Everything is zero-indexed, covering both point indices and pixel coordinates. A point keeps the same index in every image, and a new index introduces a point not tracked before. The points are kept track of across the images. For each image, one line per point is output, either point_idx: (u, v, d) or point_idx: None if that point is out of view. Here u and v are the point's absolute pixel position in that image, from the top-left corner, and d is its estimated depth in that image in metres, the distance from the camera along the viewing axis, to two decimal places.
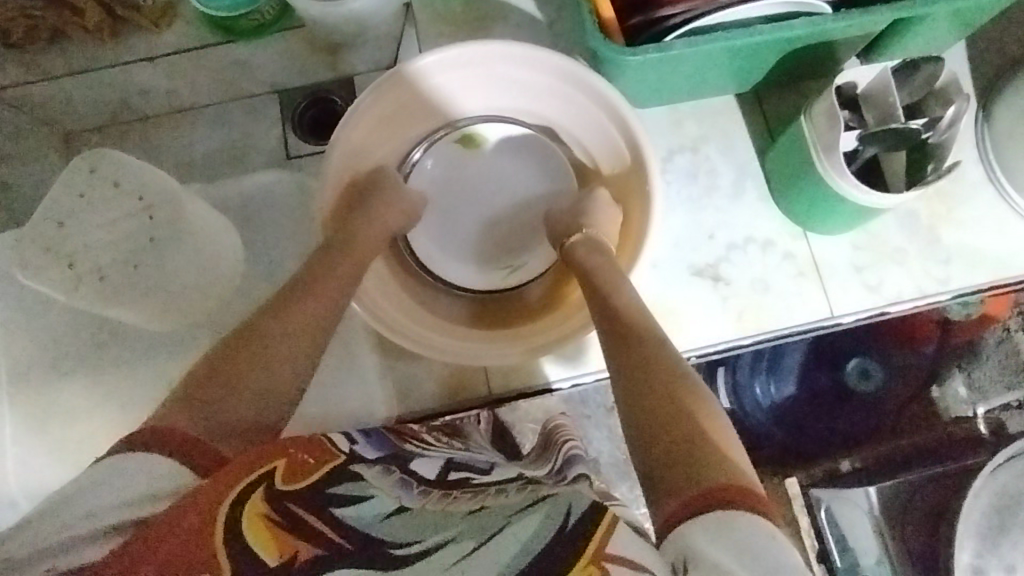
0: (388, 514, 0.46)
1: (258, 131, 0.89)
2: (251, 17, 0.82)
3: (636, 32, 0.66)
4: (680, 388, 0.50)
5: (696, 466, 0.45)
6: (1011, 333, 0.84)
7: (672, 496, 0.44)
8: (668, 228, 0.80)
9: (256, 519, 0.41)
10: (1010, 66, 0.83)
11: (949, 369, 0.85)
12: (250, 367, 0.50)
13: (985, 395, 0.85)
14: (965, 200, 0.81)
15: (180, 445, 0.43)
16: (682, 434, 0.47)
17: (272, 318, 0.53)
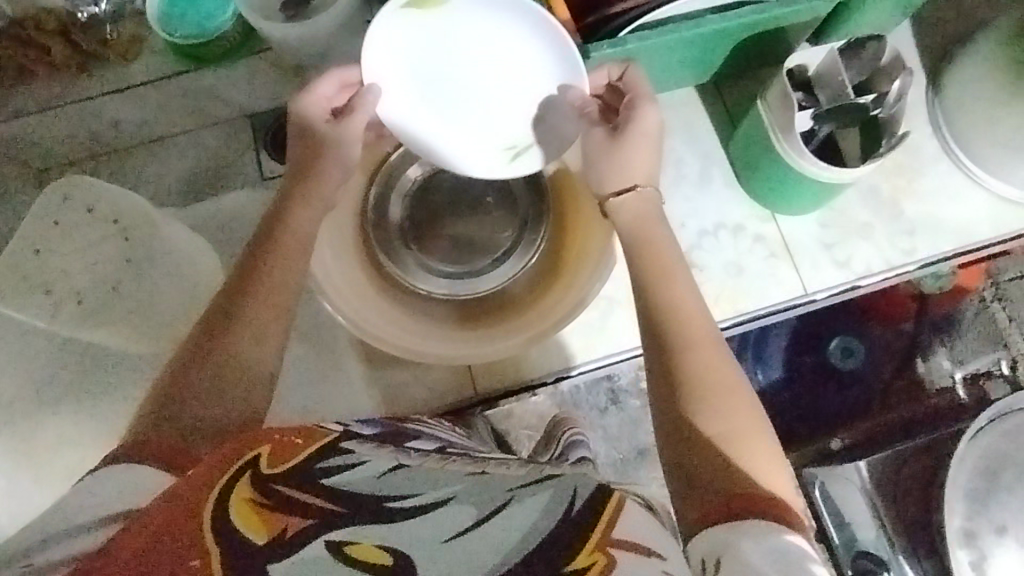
0: (386, 471, 0.48)
1: (233, 155, 0.92)
2: (217, 42, 0.83)
3: (591, 29, 0.68)
4: (725, 387, 0.53)
5: (727, 478, 0.48)
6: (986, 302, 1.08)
7: (700, 505, 0.47)
8: None
9: (243, 502, 0.42)
10: (953, 41, 0.86)
11: (936, 346, 1.08)
12: (214, 362, 0.50)
13: (963, 361, 1.07)
14: (924, 173, 0.84)
15: (149, 450, 0.45)
16: (713, 443, 0.50)
17: (234, 312, 0.53)
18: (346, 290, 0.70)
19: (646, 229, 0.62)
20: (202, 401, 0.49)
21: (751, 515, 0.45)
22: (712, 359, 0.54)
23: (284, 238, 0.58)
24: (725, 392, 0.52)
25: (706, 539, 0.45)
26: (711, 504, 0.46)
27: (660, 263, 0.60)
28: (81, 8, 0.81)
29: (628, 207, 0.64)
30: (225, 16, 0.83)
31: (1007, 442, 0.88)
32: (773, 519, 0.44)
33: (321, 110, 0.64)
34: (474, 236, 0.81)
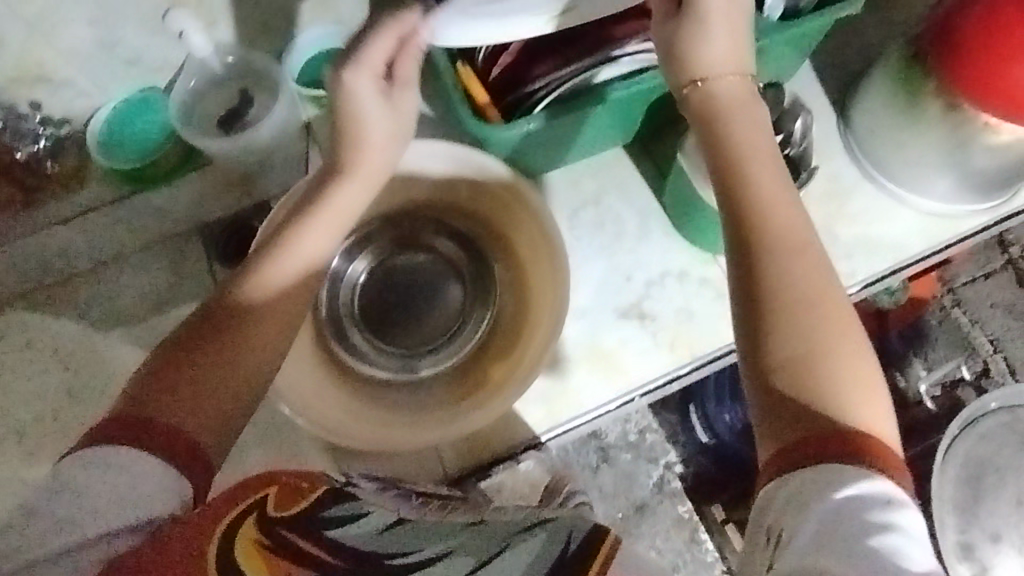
0: (385, 526, 0.58)
1: (187, 269, 0.94)
2: (158, 161, 0.87)
3: (510, 108, 0.72)
4: (827, 314, 0.51)
5: (817, 415, 0.48)
6: (949, 309, 1.21)
7: (780, 438, 0.49)
8: (584, 281, 0.81)
9: (249, 543, 0.50)
10: (854, 75, 0.93)
11: (911, 356, 1.17)
12: (211, 360, 0.54)
13: (933, 365, 1.18)
14: (851, 197, 0.88)
15: (150, 437, 0.49)
16: (807, 372, 0.50)
17: (234, 324, 0.55)
18: (297, 384, 0.69)
19: (741, 130, 0.56)
20: (202, 403, 0.52)
21: (839, 456, 0.46)
22: (807, 276, 0.52)
23: (247, 291, 0.56)
24: (821, 313, 0.51)
25: (781, 487, 0.47)
26: (793, 442, 0.48)
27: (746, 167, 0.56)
28: (20, 147, 0.83)
29: (694, 109, 0.58)
30: (166, 137, 0.87)
31: (985, 446, 0.88)
32: (858, 457, 0.46)
33: (366, 83, 0.56)
34: (431, 312, 0.83)
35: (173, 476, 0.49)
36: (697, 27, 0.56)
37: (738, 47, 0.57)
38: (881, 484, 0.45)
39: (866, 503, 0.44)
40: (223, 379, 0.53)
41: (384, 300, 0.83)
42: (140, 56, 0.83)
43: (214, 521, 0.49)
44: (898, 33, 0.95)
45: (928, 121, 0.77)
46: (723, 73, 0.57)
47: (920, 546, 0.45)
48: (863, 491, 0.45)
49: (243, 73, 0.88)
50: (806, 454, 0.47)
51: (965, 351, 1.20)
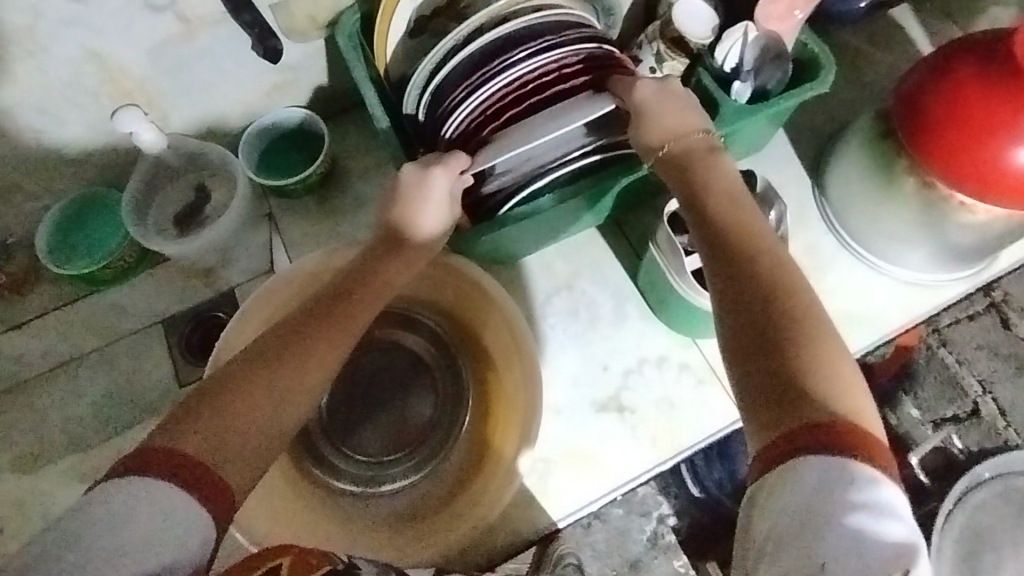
0: None
1: (148, 368, 0.89)
2: (113, 263, 0.84)
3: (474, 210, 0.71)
4: (813, 323, 0.50)
5: (806, 408, 0.46)
6: (936, 349, 1.08)
7: (774, 434, 0.46)
8: (560, 375, 0.79)
9: None
10: (827, 139, 0.91)
11: (900, 398, 1.06)
12: (254, 402, 0.52)
13: (929, 408, 1.06)
14: (828, 268, 0.86)
15: (184, 470, 0.47)
16: (791, 365, 0.48)
17: (269, 364, 0.54)
18: (259, 509, 0.69)
19: (706, 164, 0.61)
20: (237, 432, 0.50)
21: (831, 450, 0.44)
22: (782, 279, 0.52)
23: (286, 334, 0.56)
24: (801, 316, 0.50)
25: (763, 487, 0.45)
26: (788, 433, 0.45)
27: (714, 192, 0.58)
28: None
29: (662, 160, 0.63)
30: (118, 238, 0.84)
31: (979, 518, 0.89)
32: (848, 452, 0.44)
33: (445, 180, 0.65)
34: (405, 409, 0.79)
35: (200, 510, 0.46)
36: (643, 106, 0.65)
37: (688, 115, 0.64)
38: (854, 465, 0.43)
39: (837, 484, 0.43)
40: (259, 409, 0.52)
41: (352, 404, 0.79)
42: (89, 156, 0.80)
43: None
44: (871, 97, 0.93)
45: (901, 198, 0.76)
46: (684, 132, 0.63)
47: (901, 519, 0.43)
48: (831, 470, 0.43)
49: (198, 165, 0.85)
50: (798, 447, 0.44)
51: (966, 395, 1.07)
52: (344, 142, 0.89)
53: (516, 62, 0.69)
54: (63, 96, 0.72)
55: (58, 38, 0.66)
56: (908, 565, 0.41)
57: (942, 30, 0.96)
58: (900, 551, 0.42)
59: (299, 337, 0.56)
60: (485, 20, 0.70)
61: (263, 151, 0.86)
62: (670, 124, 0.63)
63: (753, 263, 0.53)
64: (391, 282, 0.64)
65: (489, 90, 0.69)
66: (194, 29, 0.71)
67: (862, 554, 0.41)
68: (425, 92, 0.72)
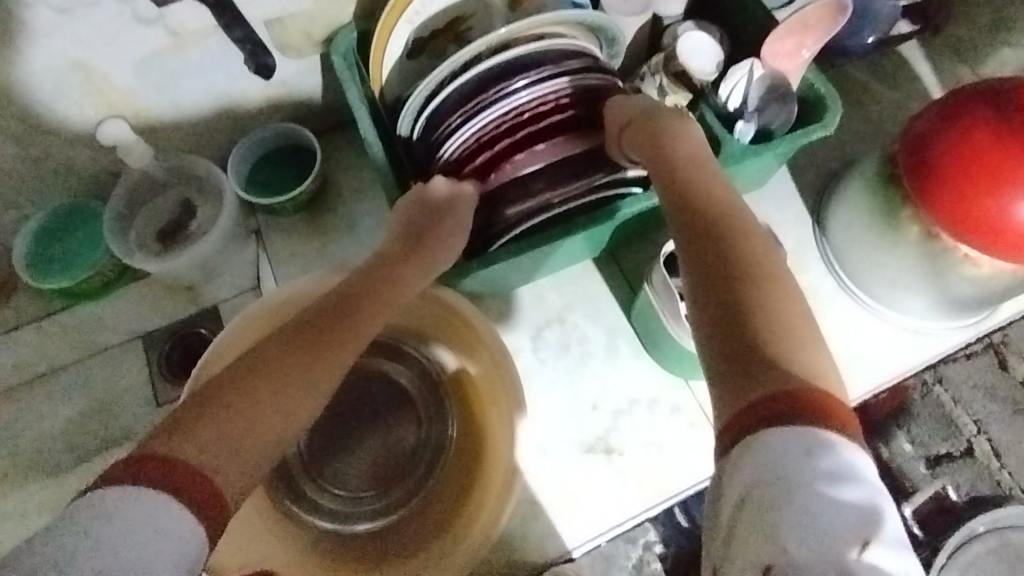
0: None
1: (124, 383, 0.87)
2: (95, 278, 0.82)
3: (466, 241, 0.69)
4: (770, 284, 0.51)
5: (769, 369, 0.45)
6: (930, 384, 1.05)
7: (739, 402, 0.45)
8: (547, 413, 0.76)
9: None
10: (830, 176, 0.89)
11: (893, 431, 1.02)
12: (246, 404, 0.51)
13: (923, 444, 1.02)
14: (826, 311, 0.83)
15: (184, 482, 0.46)
16: (749, 325, 0.48)
17: (257, 359, 0.54)
18: (233, 546, 0.65)
19: (673, 140, 0.63)
20: (227, 420, 0.50)
21: (793, 416, 0.43)
22: (751, 252, 0.53)
23: (276, 343, 0.55)
24: (769, 286, 0.51)
25: (732, 457, 0.44)
26: (752, 399, 0.44)
27: (688, 171, 0.60)
28: None
29: (636, 133, 0.64)
30: (99, 254, 0.81)
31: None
32: (808, 416, 0.43)
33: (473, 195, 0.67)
34: (390, 438, 0.77)
35: (194, 529, 0.45)
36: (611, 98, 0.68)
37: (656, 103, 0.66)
38: (817, 432, 0.43)
39: (793, 455, 0.42)
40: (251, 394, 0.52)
41: (333, 433, 0.76)
42: (72, 168, 0.78)
43: None
44: (876, 133, 0.92)
45: (903, 245, 0.74)
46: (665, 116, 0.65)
47: (862, 484, 0.41)
48: (788, 439, 0.42)
49: (185, 179, 0.83)
50: (760, 412, 0.44)
51: (960, 434, 1.03)
52: (337, 158, 0.87)
53: (516, 92, 0.67)
54: (45, 108, 0.70)
55: (40, 49, 0.64)
56: (869, 533, 0.40)
57: (950, 67, 0.95)
58: (862, 518, 0.40)
59: (288, 346, 0.55)
60: (482, 48, 0.67)
61: (252, 167, 0.84)
62: (645, 106, 0.65)
63: (714, 233, 0.54)
64: (393, 304, 0.63)
65: (486, 118, 0.67)
66: (184, 43, 0.68)
67: (822, 528, 0.40)
68: (419, 117, 0.69)
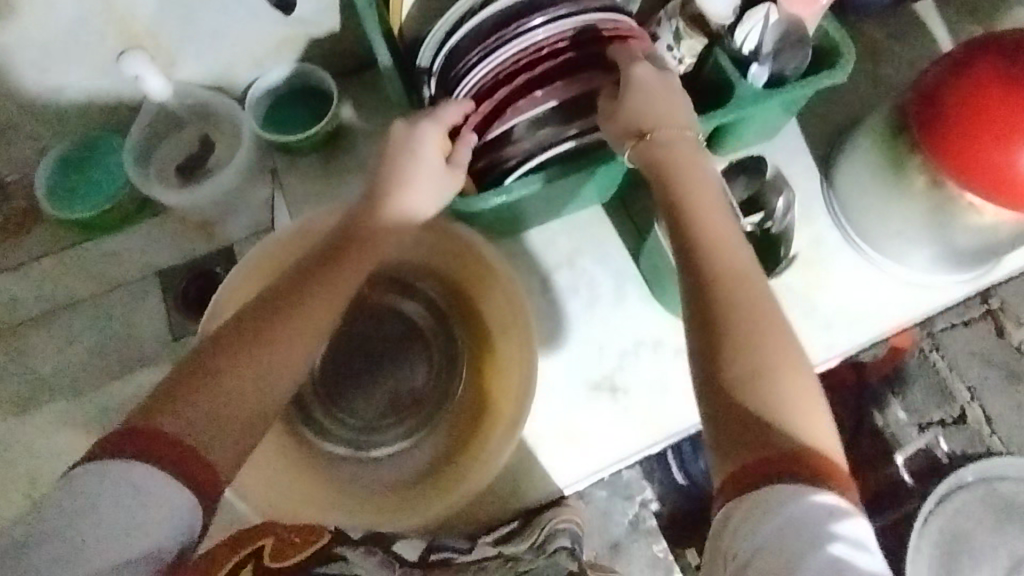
0: None
1: (145, 316, 0.90)
2: (117, 208, 0.83)
3: (481, 175, 0.70)
4: (774, 338, 0.49)
5: (770, 434, 0.46)
6: (926, 352, 1.13)
7: (736, 463, 0.46)
8: (556, 351, 0.78)
9: None
10: (839, 132, 0.90)
11: (888, 398, 1.11)
12: (222, 390, 0.49)
13: (919, 412, 1.11)
14: (830, 262, 0.85)
15: (158, 449, 0.45)
16: (753, 386, 0.48)
17: (226, 352, 0.51)
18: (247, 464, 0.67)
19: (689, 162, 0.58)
20: (228, 427, 0.49)
21: (794, 479, 0.44)
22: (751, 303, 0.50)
23: (250, 319, 0.54)
24: (762, 340, 0.49)
25: (739, 506, 0.44)
26: (751, 463, 0.45)
27: (690, 198, 0.55)
28: None
29: (641, 156, 0.59)
30: (121, 184, 0.82)
31: (964, 521, 0.86)
32: (809, 481, 0.44)
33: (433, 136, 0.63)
34: (398, 375, 0.79)
35: (186, 498, 0.45)
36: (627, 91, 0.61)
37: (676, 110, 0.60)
38: (824, 497, 0.43)
39: (815, 518, 0.42)
40: (233, 389, 0.50)
41: (346, 365, 0.78)
42: (94, 100, 0.79)
43: None
44: (887, 91, 0.92)
45: (911, 195, 0.75)
46: (669, 126, 0.59)
47: (871, 552, 0.43)
48: (806, 505, 0.43)
49: (204, 116, 0.84)
50: (760, 476, 0.44)
51: (954, 400, 1.12)
52: (352, 101, 0.88)
53: (533, 29, 0.67)
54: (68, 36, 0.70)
55: None
56: None
57: (964, 27, 0.95)
58: None
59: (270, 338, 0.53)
60: None
61: (269, 106, 0.85)
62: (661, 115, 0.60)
63: (724, 279, 0.51)
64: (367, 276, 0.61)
65: (503, 54, 0.67)
66: None
67: None
68: (439, 55, 0.70)
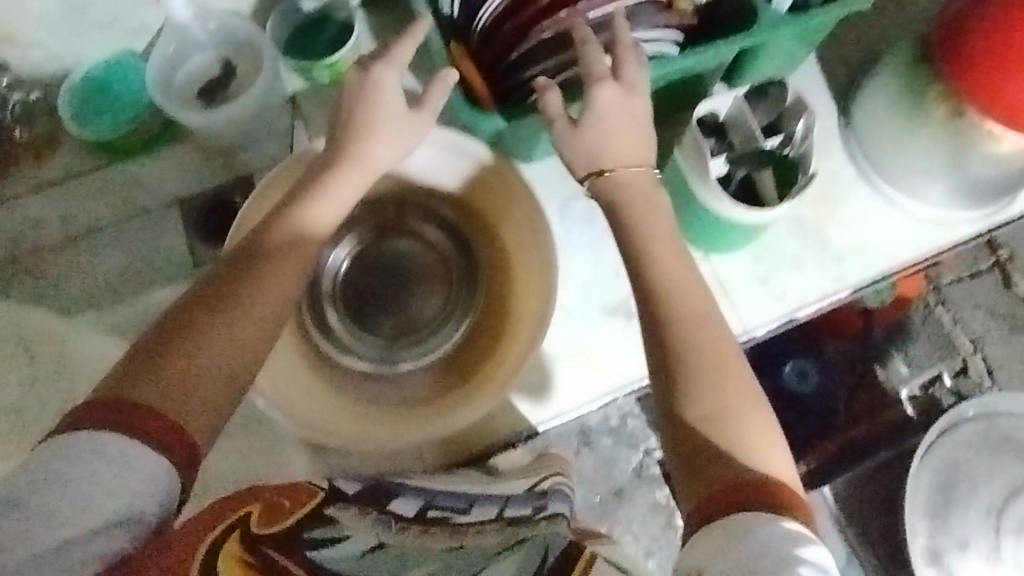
0: (364, 551, 0.60)
1: (164, 244, 0.89)
2: (141, 130, 0.84)
3: (503, 95, 0.71)
4: (727, 384, 0.55)
5: (730, 471, 0.51)
6: (931, 307, 1.15)
7: (701, 495, 0.51)
8: (573, 276, 0.80)
9: (234, 560, 0.55)
10: (858, 71, 0.90)
11: (890, 352, 1.12)
12: (195, 353, 0.52)
13: (922, 365, 1.13)
14: (844, 197, 0.85)
15: (144, 420, 0.48)
16: (712, 429, 0.53)
17: (199, 322, 0.54)
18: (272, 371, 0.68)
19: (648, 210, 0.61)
20: (193, 399, 0.51)
21: (754, 505, 0.48)
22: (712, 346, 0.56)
23: (227, 296, 0.55)
24: (723, 380, 0.55)
25: (704, 536, 0.48)
26: (714, 496, 0.50)
27: (652, 249, 0.60)
28: None
29: (601, 195, 0.62)
30: (143, 103, 0.83)
31: (964, 451, 0.85)
32: (771, 511, 0.48)
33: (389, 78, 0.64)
34: (415, 302, 0.82)
35: (162, 465, 0.48)
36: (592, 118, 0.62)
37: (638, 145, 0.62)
38: (786, 523, 0.47)
39: (776, 543, 0.46)
40: (211, 370, 0.52)
41: (367, 286, 0.82)
42: (118, 20, 0.79)
43: (218, 520, 0.58)
44: (908, 30, 0.92)
45: (929, 126, 0.75)
46: (630, 164, 0.62)
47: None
48: (765, 533, 0.46)
49: (226, 41, 0.85)
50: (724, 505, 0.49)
51: (955, 356, 1.14)
52: (372, 30, 0.88)
53: None
54: None
55: None
56: None
57: None
58: None
59: (245, 313, 0.55)
60: None
61: (289, 32, 0.85)
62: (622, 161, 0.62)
63: (682, 330, 0.56)
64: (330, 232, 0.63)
65: None
66: None
67: None
68: None
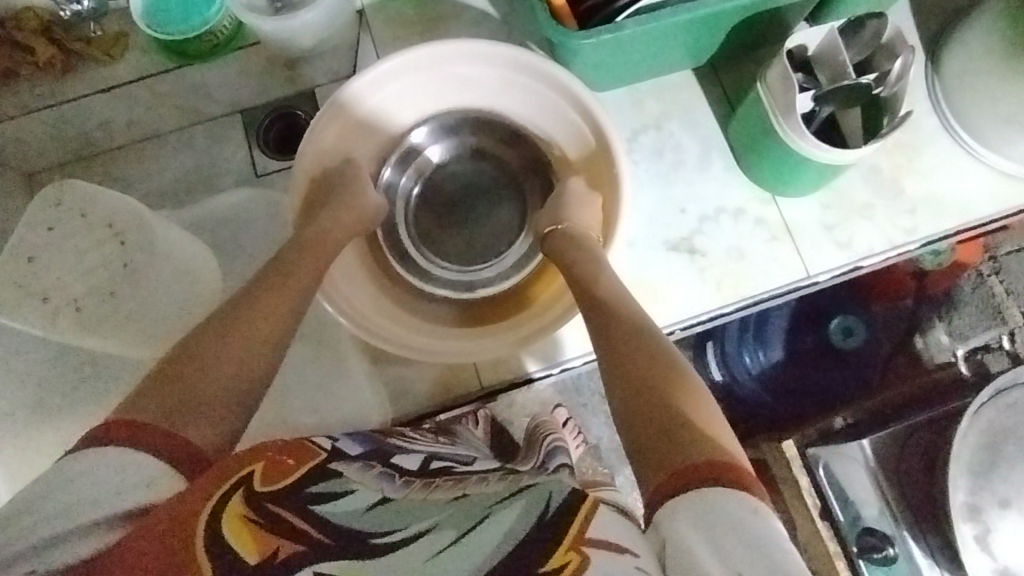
0: (371, 506, 0.49)
1: (223, 152, 0.89)
2: (205, 37, 0.80)
3: (587, 15, 0.69)
4: (666, 366, 0.52)
5: (688, 449, 0.45)
6: (984, 275, 1.01)
7: (661, 476, 0.45)
8: (638, 206, 0.80)
9: (236, 519, 0.43)
10: (952, 15, 0.85)
11: (931, 321, 1.03)
12: (200, 369, 0.49)
13: (964, 338, 1.01)
14: (924, 148, 0.82)
15: (152, 440, 0.44)
16: (664, 412, 0.49)
17: (203, 343, 0.51)
18: (340, 280, 0.70)
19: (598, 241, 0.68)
20: (200, 409, 0.47)
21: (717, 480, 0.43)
22: (640, 343, 0.55)
23: (230, 309, 0.54)
24: (661, 367, 0.52)
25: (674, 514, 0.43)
26: (673, 474, 0.44)
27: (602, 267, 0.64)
28: (63, 7, 0.78)
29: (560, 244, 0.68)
30: (216, 5, 0.80)
31: (1012, 416, 0.85)
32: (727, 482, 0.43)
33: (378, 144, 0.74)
34: (483, 232, 0.83)
35: (163, 468, 0.43)
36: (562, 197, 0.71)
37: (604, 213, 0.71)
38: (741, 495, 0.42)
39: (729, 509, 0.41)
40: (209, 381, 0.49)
41: (433, 216, 0.83)
42: None
43: (226, 476, 0.45)
44: None
45: None
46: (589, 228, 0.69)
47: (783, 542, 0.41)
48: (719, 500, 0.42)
49: None
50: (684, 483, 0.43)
51: (1005, 324, 1.00)
52: None
53: None
54: None
55: None
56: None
57: None
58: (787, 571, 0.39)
59: (257, 314, 0.54)
60: None
61: None
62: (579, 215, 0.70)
63: (614, 332, 0.57)
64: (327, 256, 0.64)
65: None
66: None
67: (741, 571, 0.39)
68: None
